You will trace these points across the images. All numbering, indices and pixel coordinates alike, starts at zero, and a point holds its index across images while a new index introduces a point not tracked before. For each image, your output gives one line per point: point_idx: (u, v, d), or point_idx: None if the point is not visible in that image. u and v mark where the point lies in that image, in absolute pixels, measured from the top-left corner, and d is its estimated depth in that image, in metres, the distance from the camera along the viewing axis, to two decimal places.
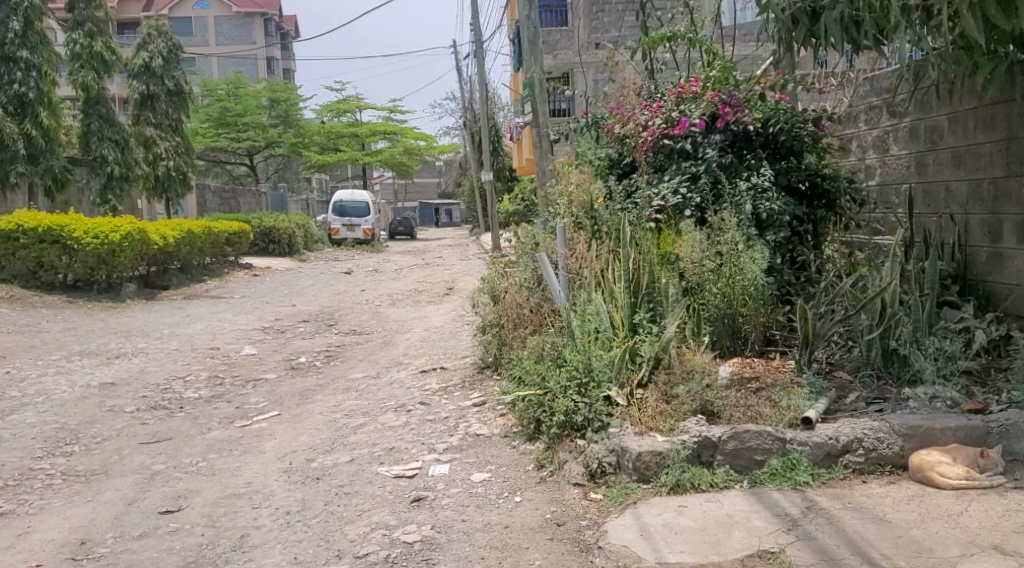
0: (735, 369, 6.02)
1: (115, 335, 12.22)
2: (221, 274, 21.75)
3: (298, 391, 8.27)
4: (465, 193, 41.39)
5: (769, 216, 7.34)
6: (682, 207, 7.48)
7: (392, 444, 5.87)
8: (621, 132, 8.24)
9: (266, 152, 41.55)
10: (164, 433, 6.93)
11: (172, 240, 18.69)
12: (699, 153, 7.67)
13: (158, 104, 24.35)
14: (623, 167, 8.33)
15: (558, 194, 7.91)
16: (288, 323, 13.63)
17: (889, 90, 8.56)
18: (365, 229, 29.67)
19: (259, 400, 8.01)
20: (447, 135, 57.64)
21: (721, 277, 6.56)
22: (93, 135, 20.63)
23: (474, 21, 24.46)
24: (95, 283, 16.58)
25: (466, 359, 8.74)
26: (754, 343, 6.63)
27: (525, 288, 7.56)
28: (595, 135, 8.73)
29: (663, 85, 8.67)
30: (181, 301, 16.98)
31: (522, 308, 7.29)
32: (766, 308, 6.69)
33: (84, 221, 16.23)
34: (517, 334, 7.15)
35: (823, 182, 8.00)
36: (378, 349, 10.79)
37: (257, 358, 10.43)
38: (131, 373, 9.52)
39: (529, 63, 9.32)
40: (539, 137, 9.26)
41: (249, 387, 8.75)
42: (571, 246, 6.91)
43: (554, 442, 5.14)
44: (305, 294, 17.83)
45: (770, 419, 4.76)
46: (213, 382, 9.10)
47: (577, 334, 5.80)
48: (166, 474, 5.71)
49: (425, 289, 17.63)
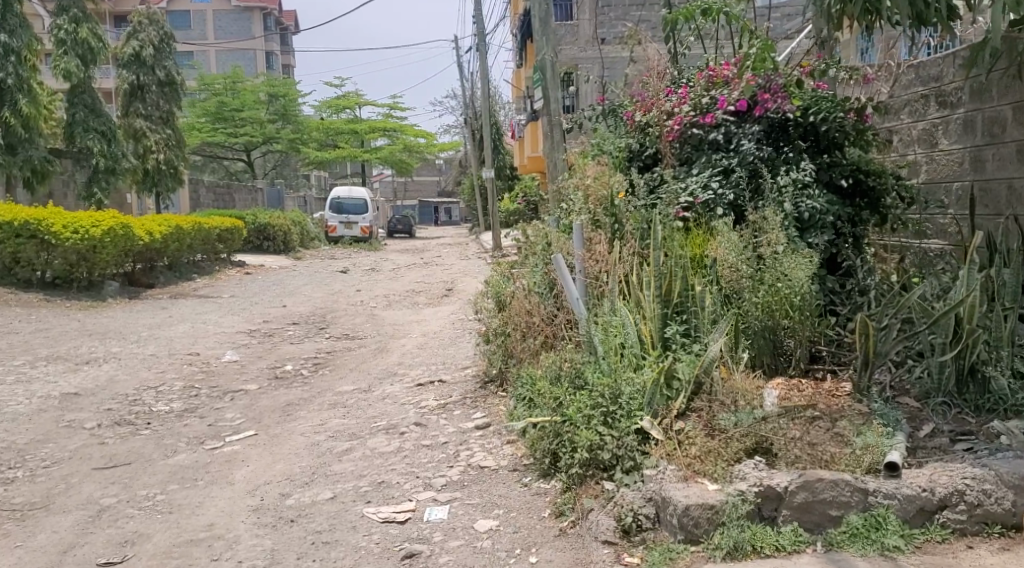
0: (783, 394, 5.19)
1: (88, 338, 11.37)
2: (212, 272, 20.91)
3: (279, 406, 7.41)
4: (464, 191, 40.54)
5: (812, 216, 6.50)
6: (713, 205, 6.65)
7: (381, 477, 5.03)
8: (644, 120, 7.37)
9: (263, 148, 40.71)
10: (121, 456, 6.07)
11: (158, 236, 17.83)
12: (732, 144, 6.90)
13: (149, 95, 23.46)
14: (644, 159, 7.45)
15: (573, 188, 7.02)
16: (276, 326, 12.77)
17: (939, 78, 7.71)
18: (363, 227, 28.81)
19: (235, 417, 7.15)
20: (448, 133, 56.91)
21: (763, 285, 5.74)
22: (77, 126, 19.78)
23: (477, 14, 23.55)
24: (75, 280, 15.73)
25: (468, 371, 7.87)
26: (798, 361, 5.81)
27: (535, 293, 6.67)
28: (614, 123, 7.86)
29: (689, 69, 7.83)
30: (166, 300, 16.11)
31: (531, 317, 6.41)
32: (813, 321, 5.86)
33: (64, 215, 15.37)
34: (527, 347, 6.31)
35: (867, 179, 7.13)
36: (371, 357, 9.92)
37: (238, 366, 9.56)
38: (98, 381, 8.65)
39: (540, 45, 8.45)
40: (553, 127, 8.41)
41: (226, 400, 7.89)
42: (591, 246, 6.05)
43: (574, 484, 4.32)
44: (297, 295, 16.95)
45: (844, 463, 3.95)
46: (187, 394, 8.23)
47: (600, 350, 4.96)
48: (114, 511, 4.89)
49: (424, 290, 16.77)
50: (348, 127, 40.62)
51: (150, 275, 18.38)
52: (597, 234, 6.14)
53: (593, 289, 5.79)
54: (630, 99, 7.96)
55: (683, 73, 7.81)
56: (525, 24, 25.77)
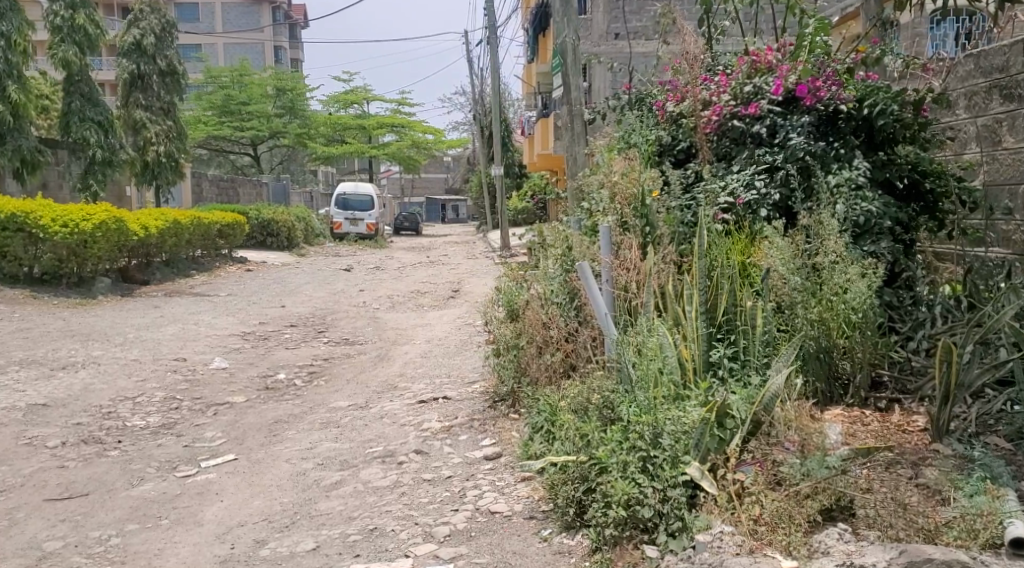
0: (847, 432, 4.44)
1: (69, 340, 10.62)
2: (211, 268, 20.16)
3: (265, 424, 6.65)
4: (473, 188, 39.70)
5: (868, 220, 5.73)
6: (756, 206, 5.93)
7: (372, 521, 4.28)
8: (676, 111, 6.63)
9: (269, 142, 40.04)
10: (80, 483, 5.33)
11: (153, 231, 17.12)
12: (778, 138, 6.14)
13: (149, 84, 22.73)
14: (678, 153, 6.66)
15: (598, 185, 6.26)
16: (271, 328, 12.01)
17: (1005, 68, 6.92)
18: (369, 223, 28.02)
19: (215, 437, 6.38)
20: (457, 130, 56.39)
21: (818, 300, 4.98)
22: (74, 116, 19.07)
23: (489, 6, 22.77)
24: (65, 277, 15.03)
25: (476, 388, 7.07)
26: (859, 389, 5.03)
27: (552, 300, 5.89)
28: (641, 113, 7.10)
29: (726, 56, 7.09)
30: (160, 299, 15.37)
31: (551, 331, 5.62)
32: (876, 342, 5.09)
33: (53, 208, 14.66)
34: (543, 364, 5.55)
35: (924, 180, 6.36)
36: (370, 367, 9.12)
37: (226, 375, 8.79)
38: (71, 391, 7.90)
39: (561, 26, 7.66)
40: (573, 116, 7.66)
41: (208, 415, 7.14)
42: (620, 252, 5.31)
43: (607, 545, 3.60)
44: (297, 294, 16.17)
45: (947, 537, 3.31)
46: (166, 407, 7.48)
47: (634, 376, 4.21)
48: (58, 560, 4.19)
49: (429, 291, 15.98)
50: (356, 123, 39.79)
51: (146, 271, 17.65)
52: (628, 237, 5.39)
53: (624, 300, 5.03)
54: (659, 88, 7.22)
55: (719, 61, 7.08)
56: (538, 16, 24.87)
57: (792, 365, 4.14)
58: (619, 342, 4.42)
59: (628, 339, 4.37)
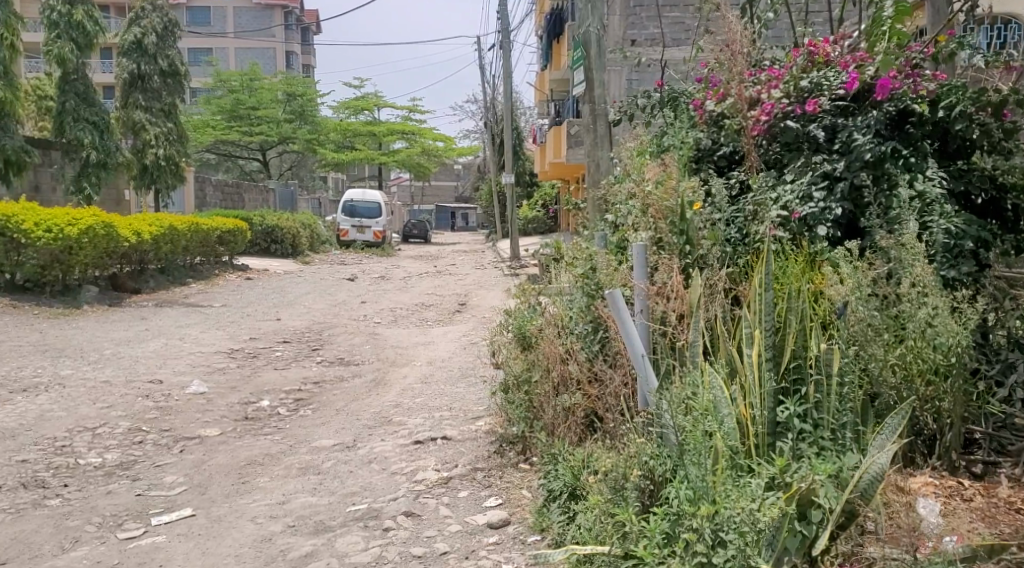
0: (945, 511, 3.54)
1: (41, 356, 9.75)
2: (209, 276, 19.32)
3: (235, 466, 5.76)
4: (483, 196, 38.80)
5: (949, 241, 4.75)
6: (814, 222, 5.02)
7: None
8: (718, 110, 5.70)
9: (279, 147, 39.32)
10: (1, 546, 4.43)
11: (146, 237, 16.27)
12: (842, 141, 5.21)
13: (150, 84, 21.92)
14: (721, 159, 5.71)
15: (627, 194, 5.38)
16: (262, 345, 11.10)
17: None
18: (376, 231, 27.12)
19: (174, 483, 5.47)
20: (468, 137, 55.56)
21: (902, 340, 4.02)
22: (68, 116, 18.26)
23: (502, 9, 21.85)
24: (49, 284, 14.18)
25: (480, 427, 6.15)
26: (950, 449, 4.09)
27: (568, 328, 5.01)
28: (674, 113, 6.19)
29: (772, 52, 6.18)
30: (150, 309, 14.49)
31: (570, 371, 4.72)
32: (970, 391, 4.13)
33: (36, 211, 13.80)
34: (559, 410, 4.64)
35: (1005, 196, 5.32)
36: (365, 393, 8.19)
37: (203, 401, 7.87)
38: (24, 419, 7.00)
39: (584, 14, 6.70)
40: (597, 118, 6.82)
41: (175, 453, 6.25)
42: (657, 277, 4.40)
43: None
44: (297, 306, 15.30)
45: None
46: (129, 441, 6.58)
47: (681, 441, 3.33)
48: None
49: (434, 305, 15.05)
50: (366, 128, 38.95)
51: (138, 279, 16.80)
52: (665, 258, 4.52)
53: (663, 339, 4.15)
54: (696, 85, 6.29)
55: (767, 57, 6.15)
56: (553, 21, 23.91)
57: (895, 436, 3.32)
58: (662, 393, 3.52)
59: (674, 392, 3.49)
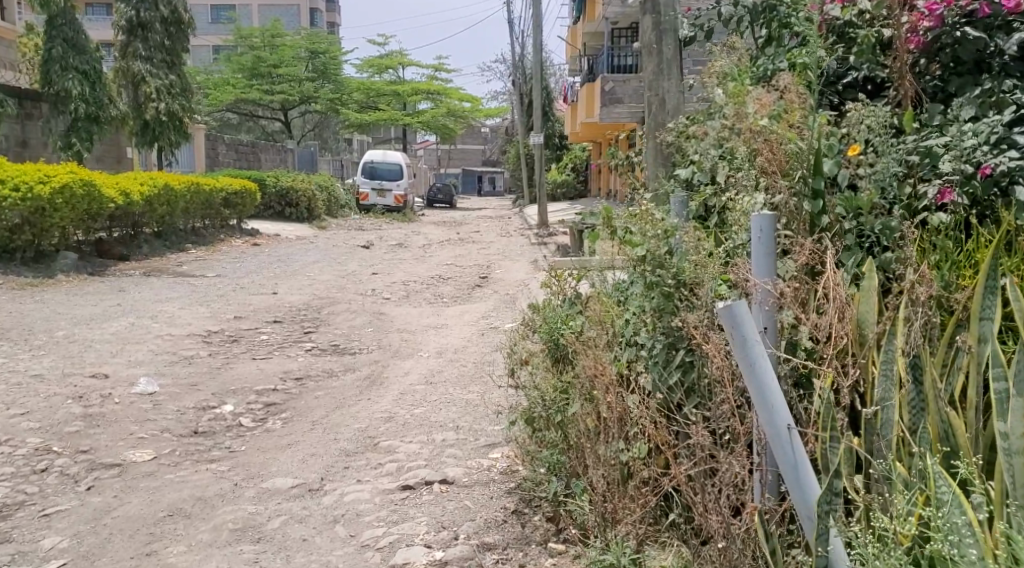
0: None
1: None
2: (213, 241, 17.68)
3: (148, 522, 4.09)
4: (510, 160, 36.89)
5: None
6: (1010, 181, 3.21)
7: None
8: (845, 18, 3.92)
9: (302, 107, 37.52)
10: None
11: (135, 198, 14.55)
12: None
13: (151, 33, 19.96)
14: (852, 88, 3.90)
15: (716, 137, 3.62)
16: (245, 326, 9.43)
17: None
18: (397, 195, 25.36)
19: (53, 552, 3.82)
20: (497, 99, 53.61)
21: None
22: (54, 64, 16.42)
23: None
24: (19, 250, 12.52)
25: (494, 465, 4.43)
26: None
27: (620, 344, 3.33)
28: (776, 29, 4.35)
29: None
30: (134, 279, 12.85)
31: (631, 410, 3.09)
32: None
33: (3, 168, 12.09)
34: (613, 474, 3.07)
35: None
36: (354, 398, 6.47)
37: (148, 406, 6.20)
38: None
39: None
40: (663, 33, 5.19)
41: (78, 492, 4.58)
42: (788, 269, 2.68)
43: None
44: (299, 278, 13.63)
45: None
46: (27, 469, 4.92)
47: None
48: None
49: (453, 278, 13.27)
50: (390, 88, 37.36)
51: (129, 244, 15.19)
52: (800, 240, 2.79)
53: (809, 403, 2.53)
54: None
55: None
56: None
57: None
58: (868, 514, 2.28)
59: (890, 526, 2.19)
